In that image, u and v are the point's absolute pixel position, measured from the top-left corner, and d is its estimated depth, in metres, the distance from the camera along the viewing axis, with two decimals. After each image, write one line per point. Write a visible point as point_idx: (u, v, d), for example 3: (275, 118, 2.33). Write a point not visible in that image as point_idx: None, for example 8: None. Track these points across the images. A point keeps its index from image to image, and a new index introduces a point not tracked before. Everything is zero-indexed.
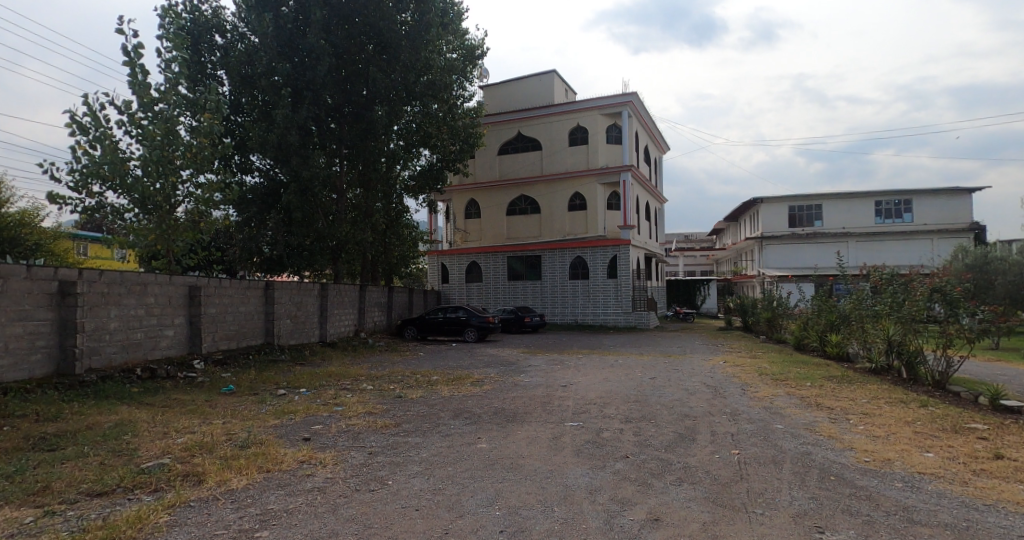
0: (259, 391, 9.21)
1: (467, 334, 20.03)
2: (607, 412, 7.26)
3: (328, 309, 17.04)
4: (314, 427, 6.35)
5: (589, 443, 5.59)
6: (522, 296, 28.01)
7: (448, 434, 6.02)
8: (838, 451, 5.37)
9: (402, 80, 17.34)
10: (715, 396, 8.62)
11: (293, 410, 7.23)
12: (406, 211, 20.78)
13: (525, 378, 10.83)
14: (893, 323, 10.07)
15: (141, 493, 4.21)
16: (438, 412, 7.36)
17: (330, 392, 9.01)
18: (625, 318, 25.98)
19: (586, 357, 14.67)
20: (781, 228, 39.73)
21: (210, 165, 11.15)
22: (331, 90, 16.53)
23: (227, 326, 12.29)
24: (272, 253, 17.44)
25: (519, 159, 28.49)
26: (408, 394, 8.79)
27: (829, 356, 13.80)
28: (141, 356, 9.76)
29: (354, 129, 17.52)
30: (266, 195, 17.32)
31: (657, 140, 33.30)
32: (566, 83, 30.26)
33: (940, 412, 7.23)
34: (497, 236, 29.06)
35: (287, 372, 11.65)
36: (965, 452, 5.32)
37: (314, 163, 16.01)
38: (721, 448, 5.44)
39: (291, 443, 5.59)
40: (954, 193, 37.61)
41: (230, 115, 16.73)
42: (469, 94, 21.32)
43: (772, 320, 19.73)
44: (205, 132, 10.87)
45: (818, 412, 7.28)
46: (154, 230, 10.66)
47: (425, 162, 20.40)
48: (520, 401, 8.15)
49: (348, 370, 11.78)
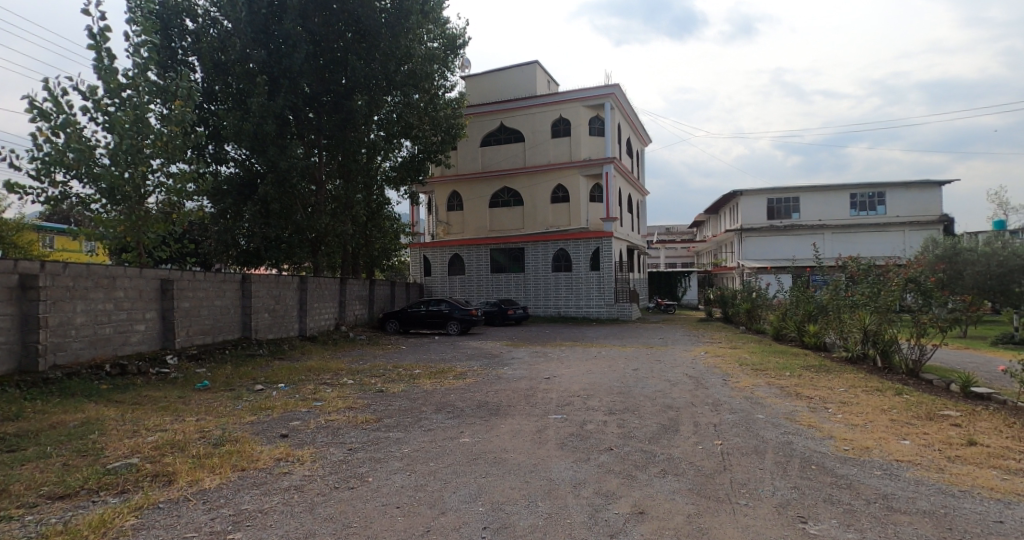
0: (235, 387, 9.04)
1: (450, 327, 19.97)
2: (590, 404, 7.29)
3: (307, 303, 16.84)
4: (291, 423, 6.25)
5: (572, 436, 5.59)
6: (505, 289, 27.98)
7: (430, 429, 5.97)
8: (818, 440, 5.45)
9: (381, 69, 17.11)
10: (697, 387, 8.69)
11: (271, 406, 7.12)
12: (387, 203, 20.59)
13: (508, 371, 10.82)
14: (869, 313, 10.24)
15: (106, 495, 4.10)
16: (420, 406, 7.32)
17: (309, 387, 8.89)
18: (608, 309, 26.15)
19: (569, 349, 14.74)
20: (759, 220, 40.31)
21: (182, 154, 10.90)
22: (308, 79, 16.24)
23: (202, 320, 12.06)
24: (249, 245, 17.15)
25: (501, 150, 28.40)
26: (390, 388, 8.71)
27: (807, 346, 14.03)
28: (110, 352, 9.53)
29: (333, 118, 17.26)
30: (243, 186, 16.98)
31: (639, 132, 33.45)
32: (548, 74, 30.17)
33: (915, 399, 7.38)
34: (479, 228, 28.97)
35: (265, 367, 11.49)
36: (940, 439, 5.43)
37: (292, 154, 15.73)
38: (704, 439, 5.49)
39: (269, 440, 5.50)
40: (926, 185, 38.41)
41: (203, 103, 16.38)
42: (451, 84, 21.12)
43: (751, 311, 20.01)
44: (177, 121, 10.61)
45: (797, 402, 7.39)
46: (123, 221, 10.38)
47: (407, 153, 20.20)
48: (503, 394, 8.13)
49: (329, 364, 11.65)
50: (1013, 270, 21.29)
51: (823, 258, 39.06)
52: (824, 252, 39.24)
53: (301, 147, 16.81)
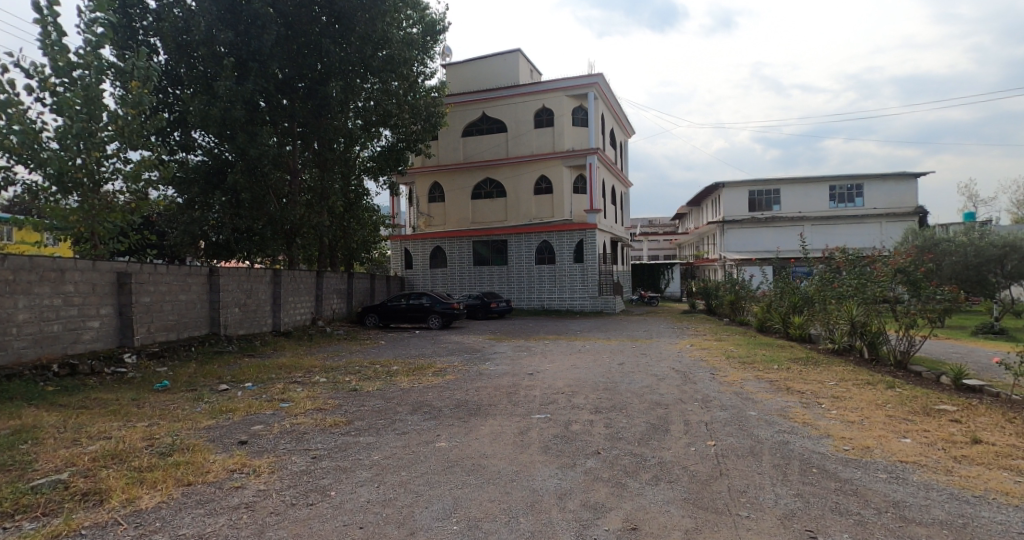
0: (198, 387, 8.76)
1: (431, 321, 19.76)
2: (575, 402, 7.18)
3: (282, 297, 16.51)
4: (253, 427, 6.02)
5: (555, 438, 5.46)
6: (488, 281, 27.81)
7: (404, 432, 5.80)
8: (816, 439, 5.39)
9: (358, 54, 16.74)
10: (684, 381, 8.64)
11: (232, 408, 6.87)
12: (366, 194, 20.25)
13: (490, 366, 10.69)
14: (856, 305, 10.28)
15: (24, 518, 3.80)
16: (395, 406, 7.13)
17: (278, 386, 8.65)
18: (591, 302, 26.17)
19: (552, 343, 14.66)
20: (741, 212, 40.52)
21: (141, 140, 10.48)
22: (280, 62, 15.77)
23: (165, 316, 11.72)
24: (219, 237, 16.70)
25: (483, 141, 28.11)
26: (364, 387, 8.51)
27: (792, 337, 14.08)
28: (59, 351, 9.16)
29: (307, 105, 16.87)
30: (211, 174, 16.40)
31: (623, 123, 33.40)
32: (530, 63, 29.90)
33: (907, 393, 7.40)
34: (461, 220, 28.75)
35: (234, 365, 11.18)
36: (943, 436, 5.41)
37: (263, 141, 15.30)
38: (695, 440, 5.41)
39: (225, 448, 5.27)
40: (902, 177, 39.00)
41: (168, 87, 15.95)
42: (430, 72, 20.77)
43: (735, 303, 20.12)
44: (134, 103, 10.20)
45: (788, 397, 7.36)
46: (77, 211, 9.93)
47: (385, 143, 19.86)
48: (484, 392, 7.98)
49: (304, 361, 11.39)
50: (989, 260, 21.64)
51: (811, 249, 39.61)
52: (811, 243, 39.72)
53: (274, 135, 16.40)
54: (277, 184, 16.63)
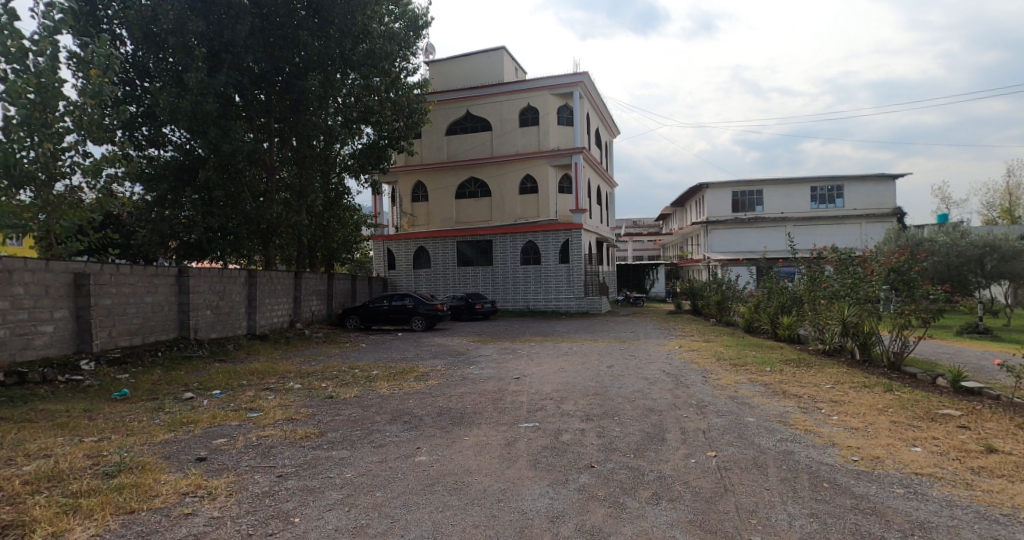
0: (161, 396, 8.44)
1: (414, 322, 19.49)
2: (564, 409, 7.03)
3: (257, 299, 16.19)
4: (214, 441, 5.77)
5: (545, 450, 5.31)
6: (472, 282, 27.62)
7: (381, 445, 5.59)
8: (822, 449, 5.30)
9: (337, 48, 16.51)
10: (677, 385, 8.56)
11: (194, 419, 6.61)
12: (347, 193, 19.96)
13: (475, 370, 10.51)
14: (848, 304, 10.32)
15: None
16: (374, 415, 6.91)
17: (248, 394, 8.38)
18: (577, 303, 26.12)
19: (538, 345, 14.56)
20: (724, 212, 40.83)
21: (102, 134, 10.03)
22: (255, 54, 15.45)
23: (129, 320, 11.36)
24: (191, 237, 16.27)
25: (467, 139, 27.92)
26: (340, 394, 8.26)
27: (780, 338, 14.12)
28: (8, 358, 8.76)
29: (285, 100, 16.58)
30: (181, 171, 15.96)
31: (608, 122, 33.46)
32: (515, 61, 29.82)
33: (907, 396, 7.39)
34: (444, 220, 28.52)
35: (201, 371, 10.85)
36: (956, 445, 5.34)
37: (236, 137, 14.97)
38: (694, 450, 5.28)
39: (180, 467, 4.99)
40: (881, 179, 39.65)
41: (137, 79, 15.53)
42: (413, 68, 20.55)
43: (721, 303, 20.18)
44: (93, 93, 9.70)
45: (787, 401, 7.30)
46: (31, 207, 9.52)
47: (367, 140, 19.59)
48: (469, 399, 7.80)
49: (278, 366, 11.15)
50: (969, 260, 22.13)
51: (799, 248, 40.16)
52: (799, 242, 40.24)
53: (247, 130, 16.05)
54: (253, 182, 16.28)
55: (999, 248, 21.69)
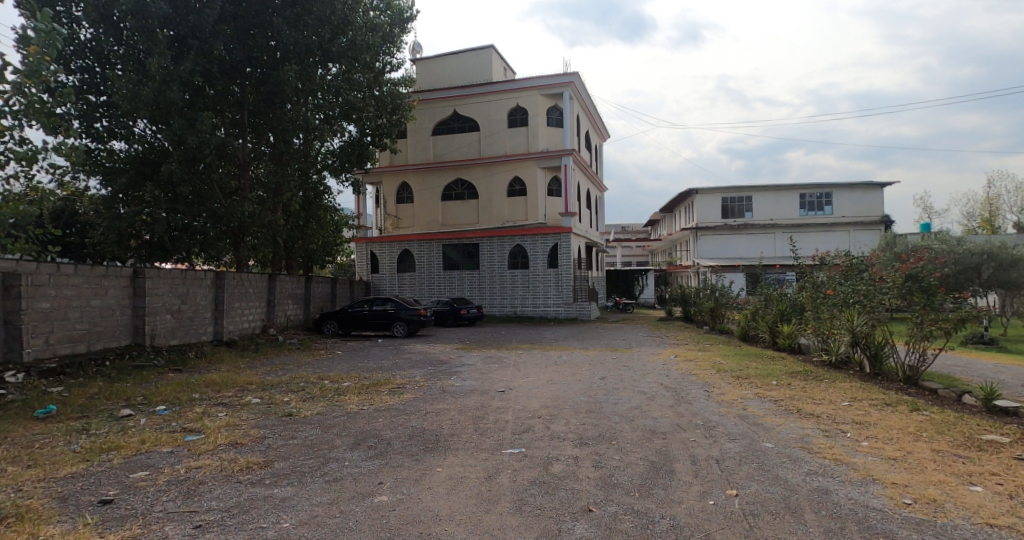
0: (94, 414, 7.94)
1: (396, 328, 19.13)
2: (554, 431, 6.71)
3: (224, 302, 15.74)
4: (132, 476, 5.25)
5: (532, 488, 4.91)
6: (457, 286, 27.28)
7: (335, 480, 5.17)
8: (864, 488, 4.86)
9: (315, 37, 16.20)
10: (678, 402, 8.27)
11: (118, 446, 6.15)
12: (328, 192, 19.58)
13: (456, 382, 10.17)
14: (859, 313, 10.14)
15: None
16: (335, 439, 6.52)
17: (196, 411, 7.93)
18: (566, 309, 25.86)
19: (526, 353, 14.23)
20: (713, 219, 40.95)
21: (47, 118, 8.68)
22: (225, 42, 15.02)
23: (71, 325, 10.84)
24: (153, 237, 15.75)
25: (453, 140, 27.63)
26: (302, 411, 7.87)
27: (780, 348, 13.91)
28: None
29: (259, 92, 16.18)
30: (143, 164, 15.41)
31: (598, 126, 33.42)
32: (504, 61, 29.61)
33: (939, 418, 7.14)
34: (428, 222, 28.14)
35: (149, 383, 10.34)
36: (1018, 483, 4.94)
37: (202, 128, 14.54)
38: (710, 489, 4.88)
39: (72, 514, 4.38)
40: (869, 187, 39.94)
41: (98, 67, 14.95)
42: (397, 63, 20.27)
43: (714, 310, 20.05)
44: (30, 75, 8.16)
45: (803, 422, 7.04)
46: None
47: (349, 138, 19.21)
48: (447, 418, 7.42)
49: (239, 377, 10.66)
50: (967, 267, 22.48)
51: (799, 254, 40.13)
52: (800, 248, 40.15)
53: (214, 122, 15.60)
54: (222, 178, 15.84)
55: (997, 256, 22.09)
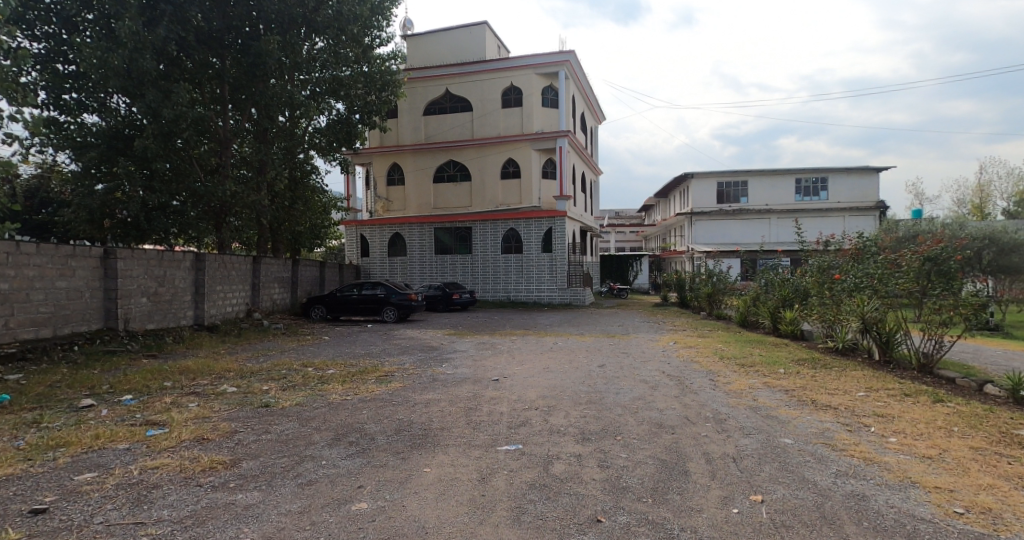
0: (52, 404, 7.70)
1: (387, 313, 18.92)
2: (553, 425, 6.57)
3: (204, 286, 15.45)
4: (77, 478, 5.05)
5: (531, 493, 4.76)
6: (450, 271, 27.05)
7: (310, 482, 5.01)
8: (905, 494, 4.72)
9: (297, 7, 15.73)
10: (683, 392, 8.13)
11: (68, 442, 5.93)
12: (315, 172, 19.17)
13: (447, 369, 10.00)
14: (872, 298, 9.92)
15: None
16: (312, 434, 6.33)
17: (165, 401, 7.70)
18: (559, 294, 25.73)
19: (519, 339, 14.09)
20: (709, 203, 40.74)
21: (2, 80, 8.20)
22: (201, 9, 14.55)
23: (34, 309, 10.56)
24: (129, 216, 15.40)
25: (444, 120, 27.19)
26: (279, 402, 7.66)
27: (782, 333, 13.84)
28: None
29: (239, 64, 15.77)
30: (114, 137, 15.00)
31: (593, 107, 33.02)
32: (497, 39, 29.09)
33: (964, 410, 7.05)
34: (418, 205, 27.80)
35: (118, 370, 10.11)
36: None
37: (178, 100, 14.17)
38: (734, 494, 4.74)
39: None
40: (865, 172, 39.91)
41: (66, 34, 14.49)
42: (387, 37, 19.75)
43: (711, 296, 20.01)
44: None
45: (822, 415, 6.94)
46: None
47: (337, 116, 18.80)
48: (437, 410, 7.24)
49: (217, 364, 10.43)
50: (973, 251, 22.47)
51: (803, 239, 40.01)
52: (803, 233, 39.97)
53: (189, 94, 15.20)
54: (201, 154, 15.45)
55: (998, 242, 22.34)
